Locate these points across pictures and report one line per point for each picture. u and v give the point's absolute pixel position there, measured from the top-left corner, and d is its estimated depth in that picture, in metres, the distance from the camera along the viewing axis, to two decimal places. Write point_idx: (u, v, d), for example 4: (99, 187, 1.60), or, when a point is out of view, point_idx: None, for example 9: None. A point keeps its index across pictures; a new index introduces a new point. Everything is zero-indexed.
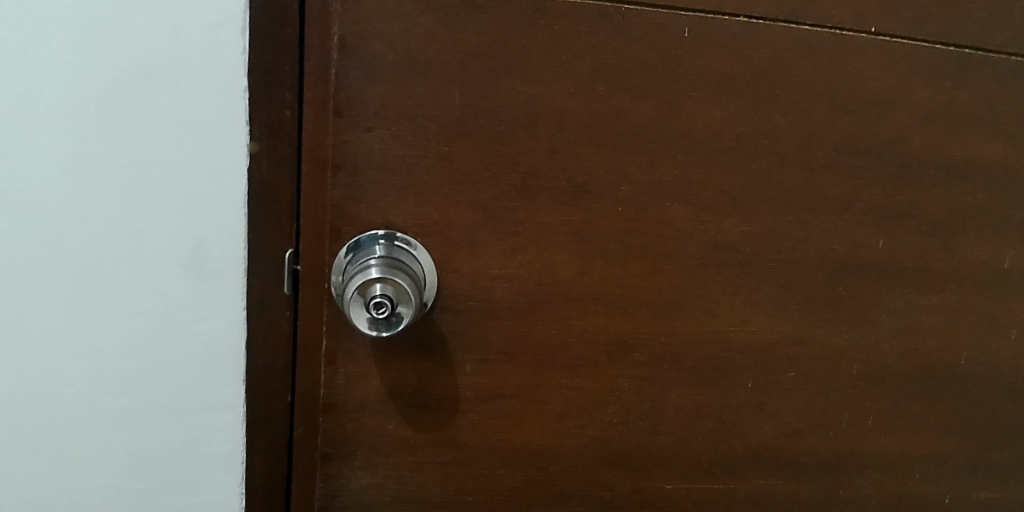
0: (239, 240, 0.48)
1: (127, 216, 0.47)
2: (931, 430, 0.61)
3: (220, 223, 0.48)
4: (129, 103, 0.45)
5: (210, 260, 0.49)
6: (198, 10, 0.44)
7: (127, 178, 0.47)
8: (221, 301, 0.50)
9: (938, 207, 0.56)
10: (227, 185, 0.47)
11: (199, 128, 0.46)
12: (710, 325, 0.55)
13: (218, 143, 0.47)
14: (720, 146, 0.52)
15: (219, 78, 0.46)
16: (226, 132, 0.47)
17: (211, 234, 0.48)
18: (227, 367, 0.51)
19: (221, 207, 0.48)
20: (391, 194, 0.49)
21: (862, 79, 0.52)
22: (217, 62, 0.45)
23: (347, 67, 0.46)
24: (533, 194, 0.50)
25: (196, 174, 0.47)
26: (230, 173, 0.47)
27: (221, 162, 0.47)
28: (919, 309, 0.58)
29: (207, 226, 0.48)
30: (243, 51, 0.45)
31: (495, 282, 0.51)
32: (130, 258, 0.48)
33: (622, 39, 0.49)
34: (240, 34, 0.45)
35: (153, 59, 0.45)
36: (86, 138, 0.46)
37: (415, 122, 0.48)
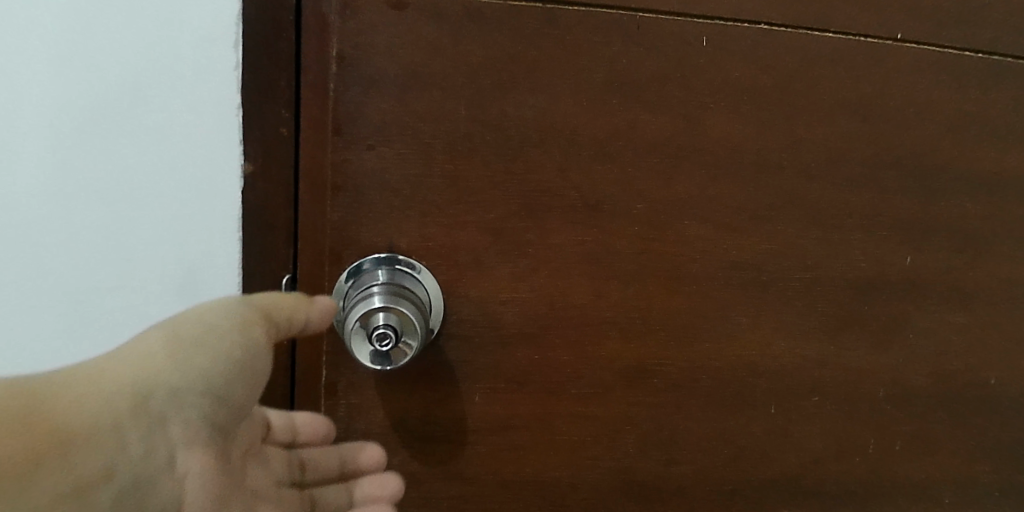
0: (233, 263, 0.47)
1: (117, 241, 0.46)
2: (962, 455, 0.58)
3: (213, 247, 0.47)
4: (117, 124, 0.43)
5: (202, 285, 0.47)
6: (186, 23, 0.42)
7: (116, 204, 0.45)
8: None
9: (970, 220, 0.53)
10: (220, 208, 0.46)
11: (189, 150, 0.44)
12: (732, 347, 0.52)
13: (209, 164, 0.45)
14: (741, 159, 0.49)
15: (211, 96, 0.43)
16: (217, 153, 0.45)
17: (205, 257, 0.47)
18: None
19: (214, 232, 0.46)
20: (394, 216, 0.46)
21: (888, 88, 0.50)
22: (207, 79, 0.43)
23: (345, 82, 0.43)
24: (543, 213, 0.47)
25: (187, 197, 0.45)
26: (223, 196, 0.45)
27: (214, 184, 0.45)
28: (950, 328, 0.55)
29: (199, 250, 0.47)
30: (237, 65, 0.43)
31: (504, 306, 0.49)
32: (121, 281, 0.47)
33: (636, 49, 0.46)
34: (232, 47, 0.43)
35: (140, 76, 0.42)
36: (72, 161, 0.44)
37: (419, 138, 0.45)
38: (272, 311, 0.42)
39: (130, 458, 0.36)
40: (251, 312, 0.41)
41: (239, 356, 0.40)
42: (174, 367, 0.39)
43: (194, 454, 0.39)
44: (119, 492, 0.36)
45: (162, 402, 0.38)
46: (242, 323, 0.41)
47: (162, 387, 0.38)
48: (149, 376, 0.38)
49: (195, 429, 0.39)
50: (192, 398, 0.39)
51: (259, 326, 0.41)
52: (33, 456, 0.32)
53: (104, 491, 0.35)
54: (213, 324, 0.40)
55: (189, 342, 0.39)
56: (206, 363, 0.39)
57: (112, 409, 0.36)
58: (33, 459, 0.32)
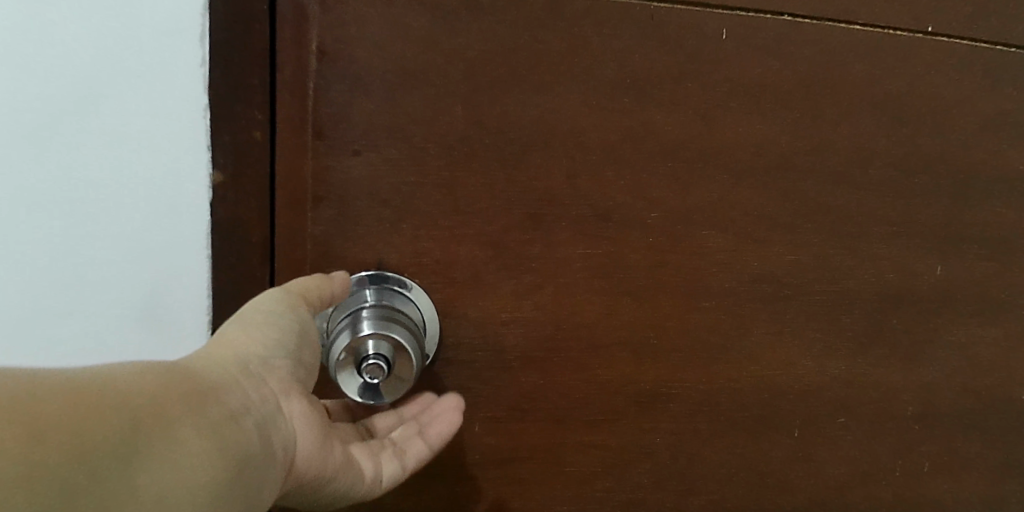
0: (202, 282, 0.42)
1: (70, 259, 0.40)
2: (992, 476, 0.54)
3: (179, 266, 0.41)
4: (66, 127, 0.38)
5: (168, 308, 0.42)
6: (144, 12, 0.36)
7: (68, 218, 0.39)
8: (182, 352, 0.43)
9: (1003, 226, 0.49)
10: (185, 223, 0.40)
11: (150, 157, 0.39)
12: (752, 366, 0.48)
13: (172, 173, 0.39)
14: (762, 162, 0.45)
15: (174, 96, 0.38)
16: (181, 161, 0.39)
17: (168, 278, 0.41)
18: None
19: (180, 249, 0.41)
20: (384, 230, 0.41)
21: (918, 85, 0.46)
22: (169, 77, 0.37)
23: (327, 80, 0.39)
24: (549, 224, 0.43)
25: (149, 210, 0.40)
26: (189, 209, 0.40)
27: (178, 197, 0.40)
28: (981, 342, 0.51)
29: (163, 270, 0.41)
30: (203, 61, 0.38)
31: (507, 328, 0.44)
32: (73, 302, 0.41)
33: (649, 43, 0.42)
34: (198, 41, 0.37)
35: (89, 74, 0.37)
36: (14, 171, 0.38)
37: (411, 143, 0.40)
38: (309, 290, 0.39)
39: (258, 424, 0.34)
40: (292, 292, 0.38)
41: (302, 335, 0.38)
42: (256, 345, 0.36)
43: (303, 412, 0.37)
44: (261, 456, 0.33)
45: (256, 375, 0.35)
46: (289, 301, 0.38)
47: (252, 362, 0.35)
48: (236, 356, 0.35)
49: (295, 396, 0.37)
50: (277, 370, 0.36)
51: (306, 305, 0.38)
52: (171, 429, 0.29)
53: (251, 452, 0.32)
54: (268, 306, 0.37)
55: (252, 325, 0.36)
56: (279, 339, 0.37)
57: (217, 383, 0.33)
58: (170, 434, 0.29)
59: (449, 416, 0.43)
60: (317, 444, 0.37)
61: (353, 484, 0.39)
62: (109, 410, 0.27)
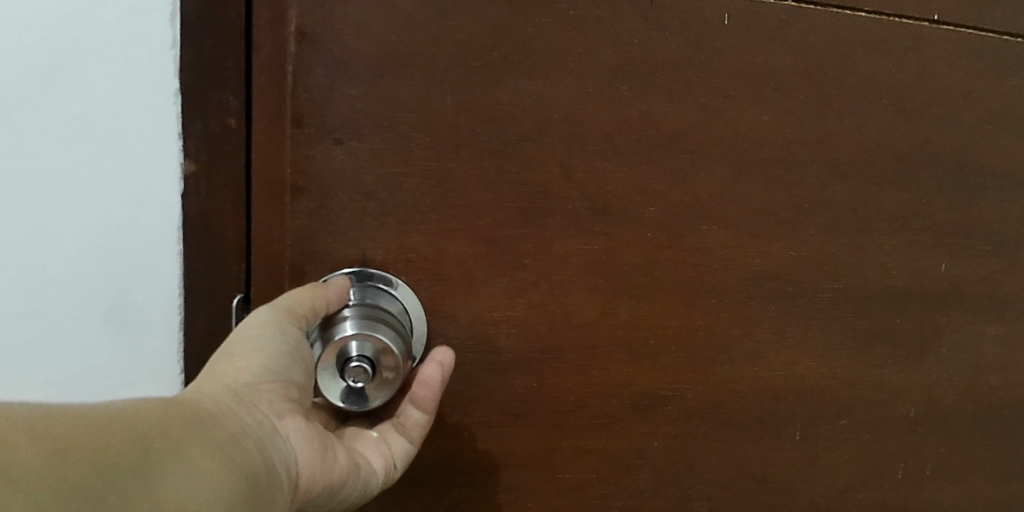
0: (172, 282, 0.39)
1: (25, 259, 0.37)
2: (997, 479, 0.53)
3: (147, 265, 0.38)
4: (20, 112, 0.34)
5: (135, 311, 0.39)
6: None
7: (23, 213, 0.36)
8: (152, 360, 0.40)
9: (1009, 221, 0.48)
10: (153, 219, 0.37)
11: (115, 147, 0.35)
12: (753, 367, 0.46)
13: (139, 165, 0.36)
14: (764, 154, 0.43)
15: (141, 80, 0.35)
16: (150, 151, 0.36)
17: (136, 281, 0.38)
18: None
19: (148, 247, 0.37)
20: (368, 224, 0.39)
21: (925, 75, 0.44)
22: (135, 59, 0.34)
23: (307, 63, 0.36)
24: (544, 219, 0.41)
25: (114, 205, 0.36)
26: (158, 204, 0.37)
27: (146, 191, 0.36)
28: (986, 341, 0.49)
29: (129, 270, 0.38)
30: (174, 44, 0.35)
31: (498, 328, 0.42)
32: (28, 307, 0.37)
33: (649, 28, 0.40)
34: (168, 21, 0.34)
35: (46, 56, 0.33)
36: None
37: (397, 132, 0.38)
38: (299, 303, 0.36)
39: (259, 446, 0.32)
40: (280, 309, 0.36)
41: (297, 353, 0.36)
42: (250, 369, 0.34)
43: (301, 430, 0.35)
44: (267, 476, 0.32)
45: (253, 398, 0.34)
46: (278, 320, 0.35)
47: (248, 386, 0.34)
48: (229, 383, 0.34)
49: (294, 416, 0.35)
50: (271, 393, 0.35)
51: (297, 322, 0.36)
52: (172, 445, 0.28)
53: (257, 471, 0.31)
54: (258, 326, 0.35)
55: (243, 351, 0.35)
56: (270, 361, 0.35)
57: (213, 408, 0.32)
58: (172, 450, 0.27)
59: (429, 376, 0.38)
60: (323, 461, 0.36)
61: (366, 484, 0.38)
62: (105, 426, 0.26)
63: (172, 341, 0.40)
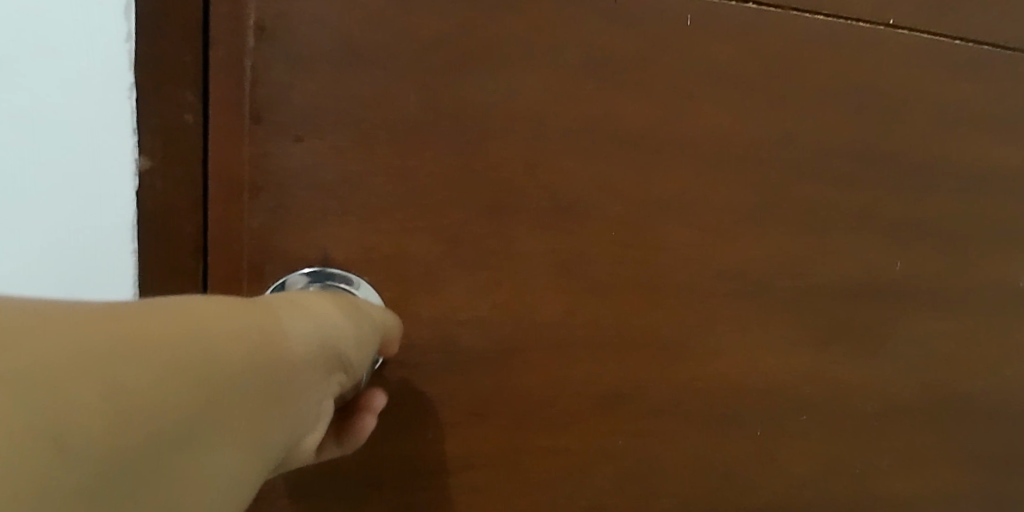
0: (125, 289, 0.35)
1: None
2: (950, 471, 0.54)
3: (98, 271, 0.34)
4: None
5: None
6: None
7: None
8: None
9: (958, 220, 0.49)
10: (105, 225, 0.34)
11: (62, 140, 0.32)
12: (716, 364, 0.47)
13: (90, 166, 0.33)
14: (726, 153, 0.44)
15: (90, 71, 0.32)
16: (102, 148, 0.33)
17: (86, 288, 0.34)
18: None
19: (99, 251, 0.34)
20: (329, 222, 0.38)
21: (880, 78, 0.45)
22: (87, 51, 0.32)
23: (267, 58, 0.35)
24: (508, 217, 0.41)
25: (61, 204, 0.33)
26: (112, 208, 0.34)
27: (98, 194, 0.33)
28: (939, 337, 0.51)
29: (77, 276, 0.34)
30: (129, 35, 0.33)
31: (463, 327, 0.41)
32: None
33: (612, 28, 0.40)
34: (123, 13, 0.32)
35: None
36: None
37: (359, 129, 0.37)
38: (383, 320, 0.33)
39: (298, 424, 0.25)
40: (372, 313, 0.32)
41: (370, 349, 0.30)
42: (348, 332, 0.28)
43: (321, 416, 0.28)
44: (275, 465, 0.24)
45: (335, 364, 0.26)
46: (374, 314, 0.32)
47: (340, 347, 0.27)
48: (329, 332, 0.26)
49: (330, 400, 0.28)
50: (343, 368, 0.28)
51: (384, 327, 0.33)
52: (247, 397, 0.20)
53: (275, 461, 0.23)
54: (358, 305, 0.31)
55: (345, 313, 0.28)
56: (358, 341, 0.29)
57: (306, 354, 0.24)
58: (238, 415, 0.20)
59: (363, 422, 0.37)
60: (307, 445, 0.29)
61: None
62: (189, 359, 0.18)
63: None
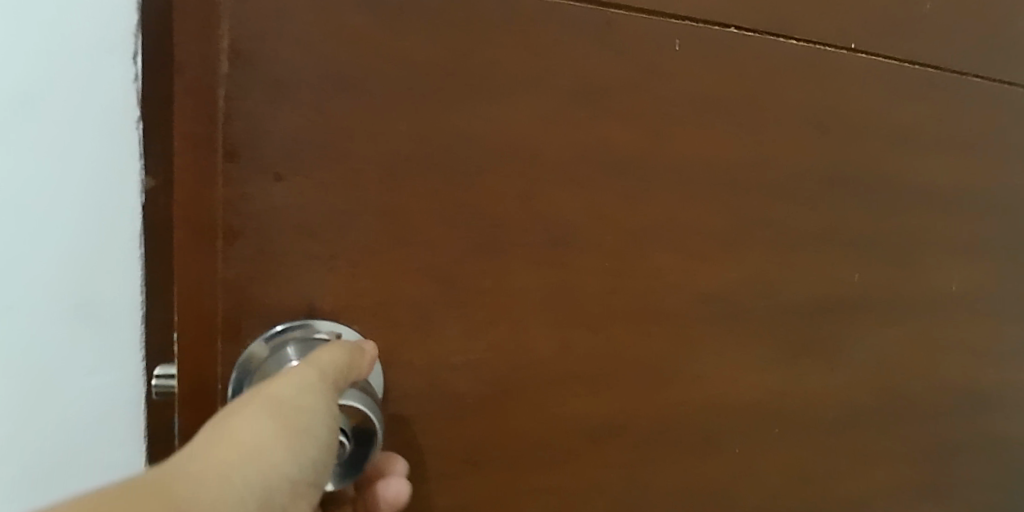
0: (133, 277, 0.44)
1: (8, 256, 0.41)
2: (898, 466, 0.57)
3: (113, 262, 0.43)
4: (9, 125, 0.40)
5: (103, 306, 0.44)
6: (86, 28, 0.40)
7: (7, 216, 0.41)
8: (120, 347, 0.45)
9: (905, 232, 0.52)
10: (114, 225, 0.43)
11: (89, 150, 0.41)
12: (700, 387, 0.46)
13: (95, 175, 0.42)
14: (710, 177, 0.43)
15: (104, 100, 0.41)
16: (115, 160, 0.42)
17: (105, 275, 0.43)
18: (125, 419, 0.46)
19: (113, 244, 0.43)
20: (313, 270, 0.34)
21: (843, 99, 0.47)
22: (103, 80, 0.41)
23: (241, 86, 0.31)
24: (503, 254, 0.38)
25: (88, 206, 0.42)
26: (116, 214, 0.43)
27: (108, 196, 0.42)
28: (890, 342, 0.54)
29: (98, 267, 0.43)
30: (136, 77, 0.41)
31: (457, 372, 0.38)
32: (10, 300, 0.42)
33: (605, 52, 0.38)
34: (130, 60, 0.41)
35: (16, 86, 0.39)
36: None
37: (346, 164, 0.34)
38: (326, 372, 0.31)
39: None
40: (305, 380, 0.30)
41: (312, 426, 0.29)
42: (262, 434, 0.27)
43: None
44: None
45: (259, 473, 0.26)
46: (301, 377, 0.30)
47: (254, 456, 0.26)
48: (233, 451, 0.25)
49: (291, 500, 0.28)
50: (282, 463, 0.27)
51: (321, 379, 0.31)
52: None
53: None
54: (265, 396, 0.28)
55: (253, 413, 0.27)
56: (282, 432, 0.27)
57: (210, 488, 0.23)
58: None
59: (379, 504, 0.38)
60: None
61: None
62: None
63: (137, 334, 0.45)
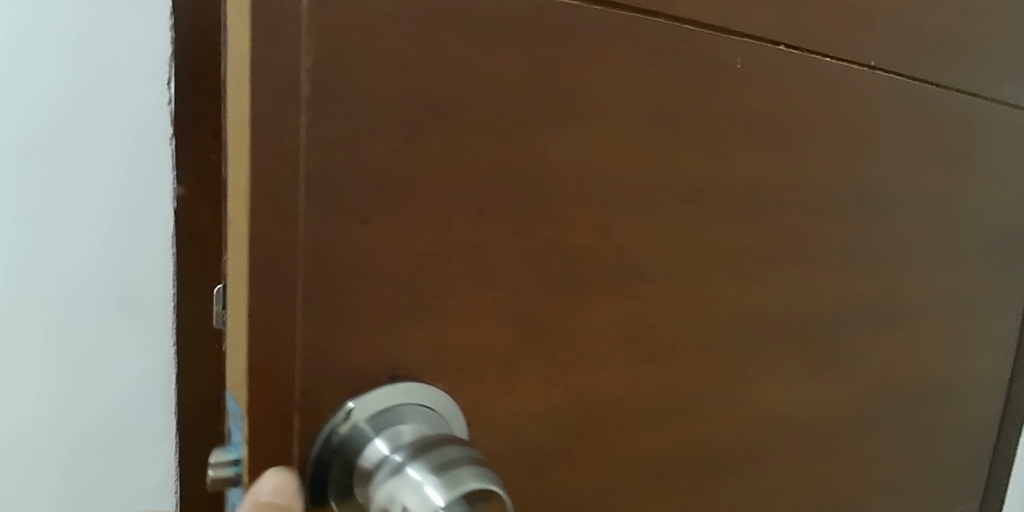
0: (167, 274, 0.51)
1: (66, 251, 0.49)
2: (889, 463, 0.60)
3: (150, 259, 0.50)
4: (71, 144, 0.47)
5: (142, 298, 0.51)
6: (131, 60, 0.47)
7: (67, 218, 0.48)
8: (153, 331, 0.52)
9: (904, 240, 0.54)
10: (153, 227, 0.50)
11: (135, 164, 0.49)
12: (748, 409, 0.45)
13: (139, 186, 0.49)
14: (762, 197, 0.42)
15: (147, 121, 0.48)
16: (154, 172, 0.49)
17: (144, 271, 0.50)
18: (155, 397, 0.53)
19: (153, 244, 0.50)
20: (399, 323, 0.29)
21: (863, 116, 0.48)
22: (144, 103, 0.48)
23: (324, 115, 0.26)
24: (583, 291, 0.35)
25: (133, 211, 0.49)
26: (155, 220, 0.50)
27: (149, 203, 0.50)
28: (888, 345, 0.56)
29: (138, 264, 0.50)
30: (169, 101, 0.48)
31: (537, 423, 0.35)
32: (69, 291, 0.49)
33: (680, 71, 0.36)
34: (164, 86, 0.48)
35: (76, 111, 0.47)
36: (46, 184, 0.47)
37: (436, 201, 0.29)
38: None
39: None
40: None
41: None
42: None
43: None
44: None
45: None
46: None
47: None
48: None
49: None
50: None
51: None
52: None
53: None
54: None
55: None
56: None
57: None
58: None
59: None
60: None
61: None
62: None
63: (169, 323, 0.52)
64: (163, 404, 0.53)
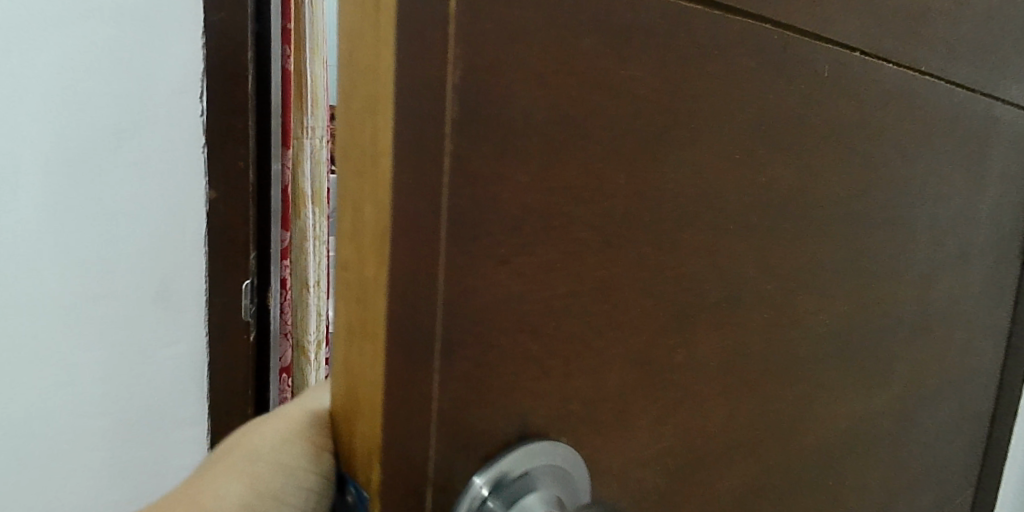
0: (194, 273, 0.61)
1: (108, 232, 0.58)
2: (913, 467, 0.60)
3: (179, 254, 0.61)
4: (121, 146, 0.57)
5: (174, 289, 0.61)
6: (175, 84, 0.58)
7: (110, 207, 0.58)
8: (182, 316, 0.62)
9: (935, 245, 0.54)
10: (183, 226, 0.60)
11: (171, 167, 0.59)
12: (813, 430, 0.44)
13: (176, 187, 0.59)
14: (835, 209, 0.41)
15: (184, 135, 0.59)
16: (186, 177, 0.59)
17: (177, 265, 0.61)
18: (183, 368, 0.63)
19: (183, 238, 0.60)
20: (530, 374, 0.25)
21: (911, 122, 0.47)
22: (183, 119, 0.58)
23: (468, 138, 0.22)
24: (693, 322, 0.32)
25: (167, 208, 0.59)
26: (185, 221, 0.60)
27: (181, 203, 0.60)
28: (920, 350, 0.56)
29: (170, 255, 0.60)
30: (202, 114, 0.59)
31: (645, 468, 0.32)
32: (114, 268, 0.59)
33: (782, 81, 0.34)
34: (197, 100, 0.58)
35: (127, 120, 0.57)
36: (96, 173, 0.57)
37: (571, 234, 0.25)
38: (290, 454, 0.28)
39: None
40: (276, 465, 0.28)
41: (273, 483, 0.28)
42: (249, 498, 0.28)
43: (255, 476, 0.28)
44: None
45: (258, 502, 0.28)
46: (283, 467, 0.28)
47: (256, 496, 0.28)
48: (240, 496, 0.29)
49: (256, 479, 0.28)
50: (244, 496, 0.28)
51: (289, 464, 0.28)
52: None
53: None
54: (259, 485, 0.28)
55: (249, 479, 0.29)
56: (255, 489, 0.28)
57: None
58: None
59: None
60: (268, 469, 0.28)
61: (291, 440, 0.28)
62: None
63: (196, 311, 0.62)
64: (189, 378, 0.63)
